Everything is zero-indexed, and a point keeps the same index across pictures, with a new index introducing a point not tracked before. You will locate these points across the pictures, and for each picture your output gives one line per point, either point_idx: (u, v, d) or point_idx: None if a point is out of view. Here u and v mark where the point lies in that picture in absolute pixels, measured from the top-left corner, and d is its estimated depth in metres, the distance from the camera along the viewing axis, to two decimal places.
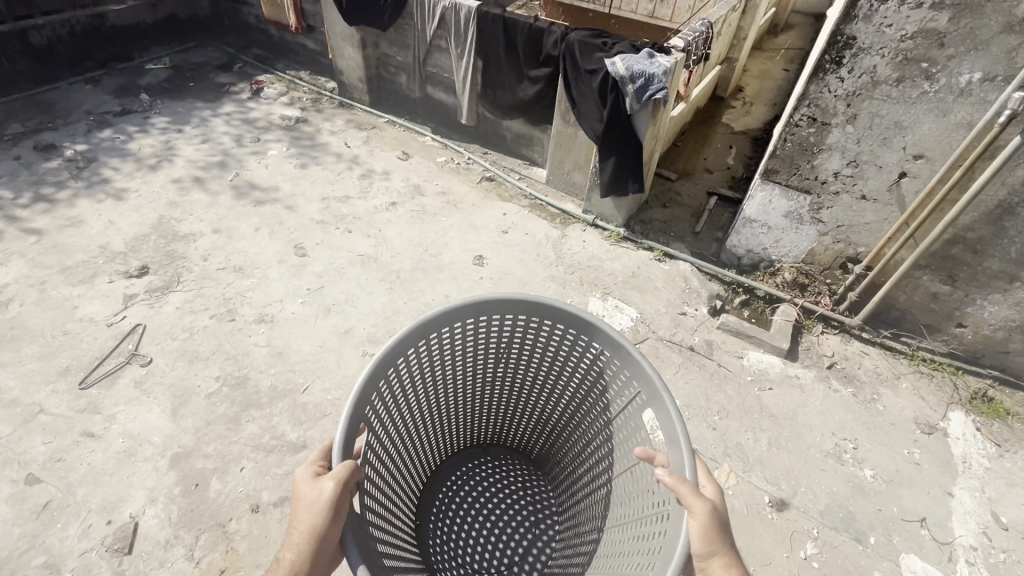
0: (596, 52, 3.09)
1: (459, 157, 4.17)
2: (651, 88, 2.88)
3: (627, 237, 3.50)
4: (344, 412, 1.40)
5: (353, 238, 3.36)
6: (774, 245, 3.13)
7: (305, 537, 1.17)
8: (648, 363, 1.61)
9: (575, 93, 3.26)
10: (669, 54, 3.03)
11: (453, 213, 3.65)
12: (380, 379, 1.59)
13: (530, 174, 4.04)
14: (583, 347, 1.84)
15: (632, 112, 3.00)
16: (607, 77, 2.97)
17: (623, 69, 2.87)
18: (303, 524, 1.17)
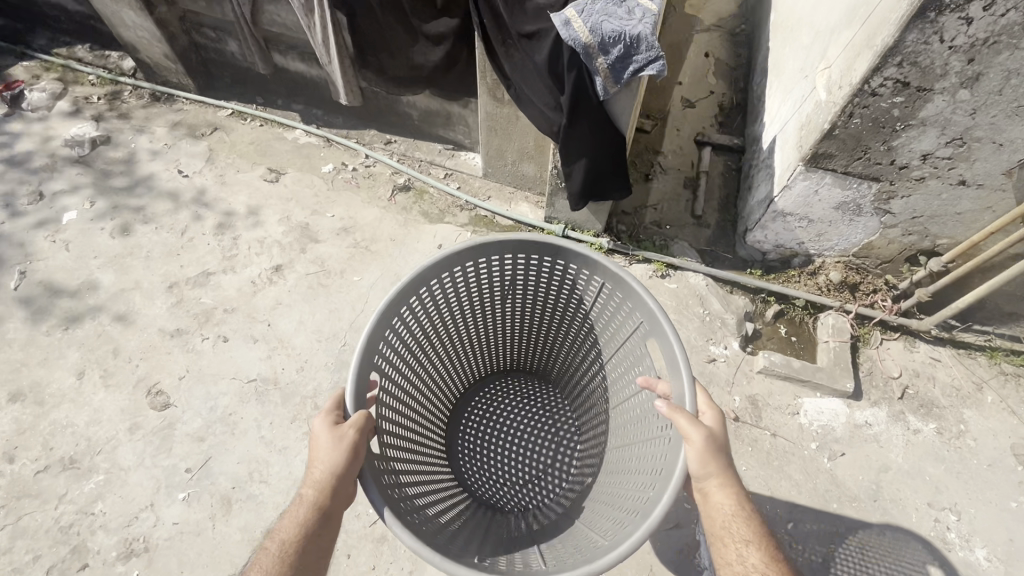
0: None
1: (353, 158, 2.91)
2: (632, 59, 1.75)
3: (613, 249, 2.56)
4: (352, 369, 1.35)
5: (233, 352, 2.28)
6: (815, 239, 2.30)
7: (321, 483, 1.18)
8: (648, 294, 1.49)
9: (506, 66, 2.05)
10: None
11: (369, 265, 2.55)
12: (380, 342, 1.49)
13: (459, 166, 2.87)
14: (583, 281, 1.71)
15: (607, 97, 1.89)
16: (559, 47, 1.80)
17: (585, 34, 1.71)
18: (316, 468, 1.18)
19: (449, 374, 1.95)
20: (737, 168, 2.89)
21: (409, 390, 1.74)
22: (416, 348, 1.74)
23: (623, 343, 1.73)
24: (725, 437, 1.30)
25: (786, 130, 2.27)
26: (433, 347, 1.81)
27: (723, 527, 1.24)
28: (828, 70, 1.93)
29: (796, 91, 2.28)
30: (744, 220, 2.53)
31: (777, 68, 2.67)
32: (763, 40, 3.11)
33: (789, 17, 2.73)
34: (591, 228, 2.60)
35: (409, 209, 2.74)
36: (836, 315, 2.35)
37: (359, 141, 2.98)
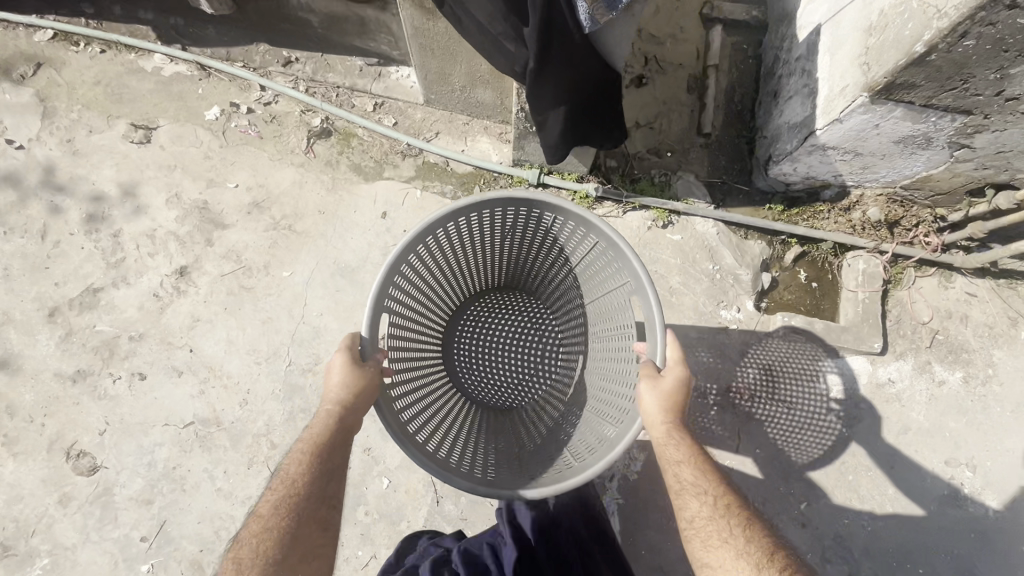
0: None
1: (244, 93, 2.12)
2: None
3: (603, 197, 2.02)
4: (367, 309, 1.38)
5: (156, 393, 1.88)
6: (858, 172, 1.80)
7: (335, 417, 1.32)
8: (637, 259, 1.43)
9: None
10: None
11: (298, 253, 2.01)
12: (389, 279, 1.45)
13: (391, 90, 2.13)
14: (583, 236, 1.62)
15: (593, 29, 1.24)
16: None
17: None
18: (331, 398, 1.31)
19: (449, 301, 1.88)
20: (756, 54, 2.19)
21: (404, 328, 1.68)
22: (422, 265, 1.66)
23: (609, 299, 1.68)
24: (682, 383, 1.38)
25: (839, 25, 1.61)
26: (442, 265, 1.72)
27: (663, 454, 1.36)
28: None
29: None
30: (767, 143, 1.96)
31: None
32: None
33: None
34: (574, 172, 2.03)
35: (335, 164, 2.08)
36: (870, 258, 1.98)
37: (247, 64, 2.15)
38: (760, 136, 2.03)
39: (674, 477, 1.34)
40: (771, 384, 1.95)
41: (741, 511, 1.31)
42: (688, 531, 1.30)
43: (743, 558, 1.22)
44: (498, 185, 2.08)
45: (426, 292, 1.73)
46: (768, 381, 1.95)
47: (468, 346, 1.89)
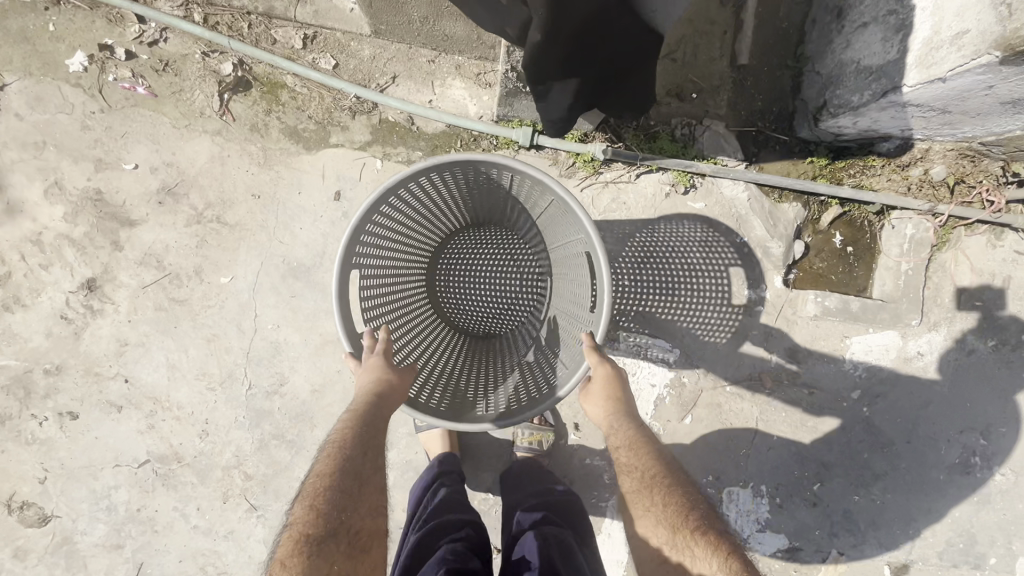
0: None
1: (117, 29, 1.54)
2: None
3: (611, 159, 1.62)
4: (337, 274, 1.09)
5: (96, 431, 1.61)
6: (933, 129, 1.45)
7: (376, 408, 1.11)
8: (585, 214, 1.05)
9: None
10: None
11: (236, 252, 1.61)
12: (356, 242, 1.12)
13: (323, 17, 1.57)
14: (541, 192, 1.20)
15: None
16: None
17: None
18: (368, 381, 1.12)
19: (425, 257, 1.46)
20: None
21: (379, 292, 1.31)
22: (393, 223, 1.29)
23: (576, 264, 1.30)
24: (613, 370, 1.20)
25: None
26: (421, 208, 1.32)
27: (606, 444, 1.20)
28: None
29: None
30: (821, 84, 1.55)
31: None
32: None
33: None
34: (575, 128, 1.59)
35: (264, 128, 1.59)
36: (918, 221, 1.71)
37: None
38: (811, 70, 1.59)
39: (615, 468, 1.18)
40: (654, 272, 1.68)
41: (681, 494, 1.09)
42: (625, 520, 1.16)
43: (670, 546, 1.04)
44: (478, 147, 1.62)
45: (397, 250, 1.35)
46: (653, 270, 1.68)
47: (453, 268, 1.49)
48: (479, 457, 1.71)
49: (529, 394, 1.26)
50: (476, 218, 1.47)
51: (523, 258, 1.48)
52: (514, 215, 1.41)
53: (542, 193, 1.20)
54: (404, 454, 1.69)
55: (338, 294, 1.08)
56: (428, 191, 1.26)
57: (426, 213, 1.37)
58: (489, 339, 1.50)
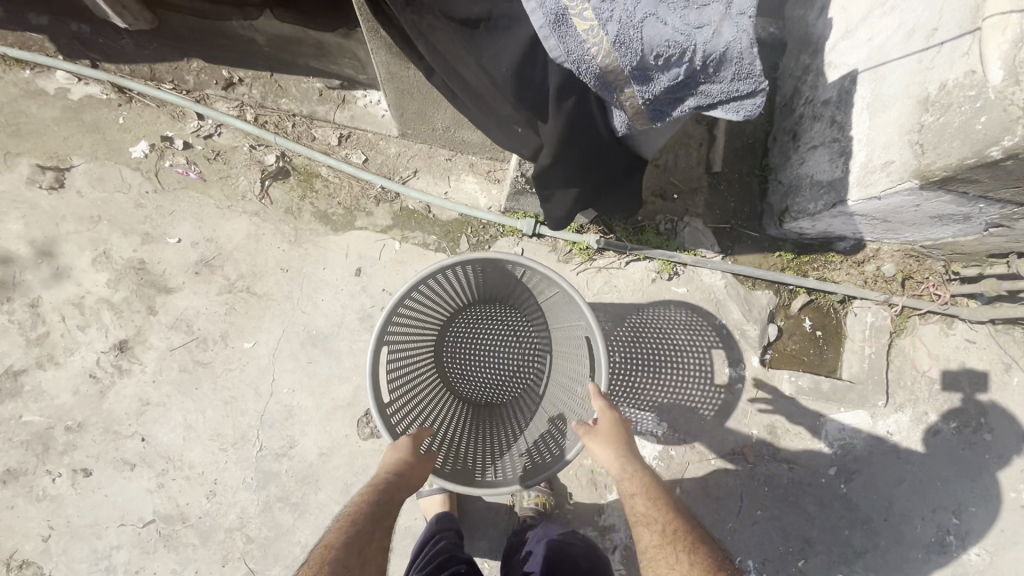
0: None
1: (178, 123, 1.77)
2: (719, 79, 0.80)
3: (604, 248, 1.84)
4: (372, 350, 1.20)
5: (107, 489, 1.66)
6: (882, 232, 1.67)
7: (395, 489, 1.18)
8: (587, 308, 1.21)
9: (422, 50, 0.99)
10: None
11: (261, 320, 1.75)
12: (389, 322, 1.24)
13: (359, 120, 1.82)
14: (548, 284, 1.37)
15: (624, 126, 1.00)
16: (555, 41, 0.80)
17: (608, 51, 0.74)
18: (393, 462, 1.20)
19: (438, 329, 1.60)
20: (773, 75, 1.96)
21: (399, 363, 1.43)
22: (416, 303, 1.42)
23: (575, 344, 1.44)
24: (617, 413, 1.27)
25: (883, 79, 1.41)
26: (440, 290, 1.46)
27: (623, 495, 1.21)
28: (1013, 19, 1.04)
29: (909, 4, 1.35)
30: (783, 192, 1.80)
31: None
32: None
33: None
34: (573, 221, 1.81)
35: (298, 211, 1.79)
36: (876, 310, 1.92)
37: (178, 86, 1.79)
38: (775, 179, 1.85)
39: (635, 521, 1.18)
40: (644, 353, 1.80)
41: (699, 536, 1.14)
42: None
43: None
44: (487, 234, 1.83)
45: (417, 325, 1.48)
46: (641, 350, 1.81)
47: (462, 341, 1.64)
48: (475, 524, 1.76)
49: (536, 462, 1.37)
50: (485, 298, 1.63)
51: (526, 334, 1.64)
52: (520, 298, 1.57)
53: (549, 285, 1.37)
54: (403, 520, 1.74)
55: (371, 366, 1.19)
56: (450, 278, 1.41)
57: (444, 295, 1.51)
58: (490, 408, 1.63)
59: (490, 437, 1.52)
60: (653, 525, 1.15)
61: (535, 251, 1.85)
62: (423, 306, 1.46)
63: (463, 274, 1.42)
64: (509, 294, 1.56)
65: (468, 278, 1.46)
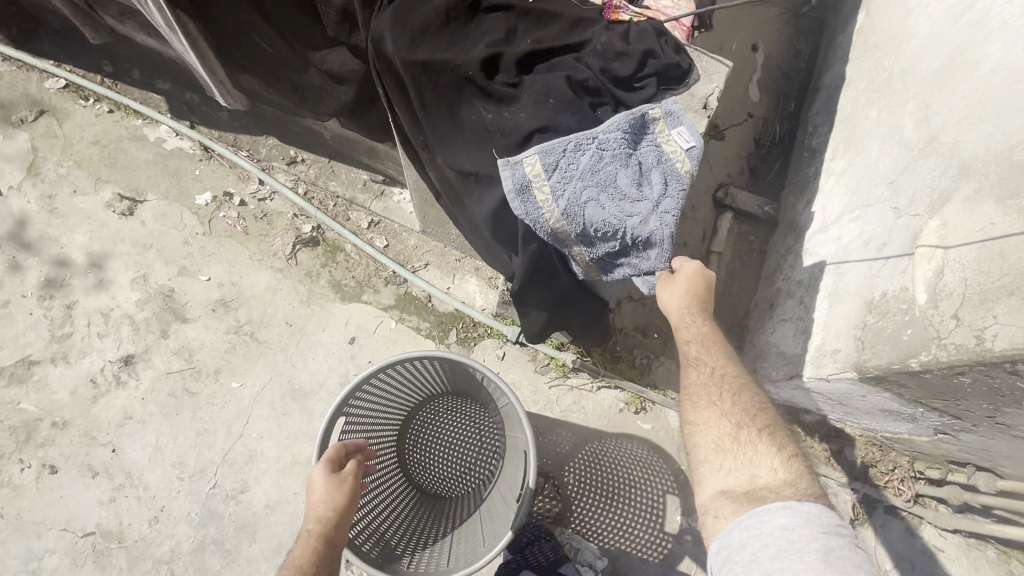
0: (474, 105, 1.02)
1: (241, 183, 2.07)
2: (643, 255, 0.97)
3: (579, 368, 1.95)
4: (327, 419, 1.30)
5: (64, 490, 1.75)
6: (842, 414, 1.73)
7: (327, 520, 1.10)
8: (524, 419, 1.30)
9: (435, 182, 1.22)
10: (688, 85, 1.02)
11: (255, 364, 1.91)
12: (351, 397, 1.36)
13: (390, 212, 2.10)
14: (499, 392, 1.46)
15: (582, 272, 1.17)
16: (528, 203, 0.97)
17: (556, 220, 0.94)
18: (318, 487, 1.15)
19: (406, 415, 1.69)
20: (763, 247, 2.16)
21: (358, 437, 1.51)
22: (385, 385, 1.54)
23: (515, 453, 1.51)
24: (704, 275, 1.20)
25: (843, 275, 1.58)
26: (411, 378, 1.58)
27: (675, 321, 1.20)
28: (938, 253, 1.22)
29: (869, 218, 1.56)
30: (755, 354, 1.92)
31: (853, 133, 1.84)
32: (839, 58, 2.17)
33: (888, 47, 1.83)
34: (554, 337, 1.95)
35: (316, 276, 2.01)
36: (837, 490, 1.92)
37: (252, 154, 2.12)
38: (750, 341, 1.98)
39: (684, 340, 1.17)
40: (596, 483, 1.84)
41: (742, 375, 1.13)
42: (688, 395, 1.15)
43: (736, 417, 1.08)
44: (475, 332, 1.99)
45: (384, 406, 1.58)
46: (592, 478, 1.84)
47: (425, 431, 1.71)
48: None
49: (453, 563, 1.38)
50: (455, 394, 1.72)
51: (485, 437, 1.69)
52: (483, 400, 1.66)
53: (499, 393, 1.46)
54: None
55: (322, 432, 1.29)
56: (418, 369, 1.53)
57: (414, 383, 1.62)
58: (435, 502, 1.65)
59: (424, 534, 1.53)
60: (700, 361, 1.15)
61: (515, 357, 1.99)
62: (392, 389, 1.57)
63: (431, 367, 1.54)
64: (475, 395, 1.65)
65: (436, 371, 1.57)
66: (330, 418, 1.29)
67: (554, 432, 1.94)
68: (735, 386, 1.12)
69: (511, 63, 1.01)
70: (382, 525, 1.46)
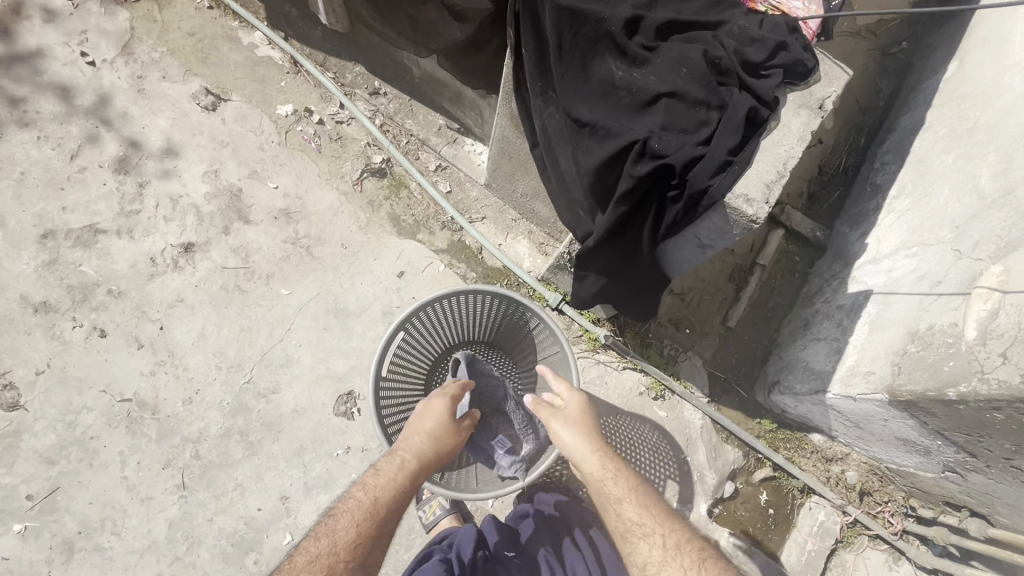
0: (605, 61, 1.07)
1: (322, 103, 2.12)
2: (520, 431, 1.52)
3: (610, 345, 2.01)
4: (385, 337, 1.37)
5: (109, 356, 1.82)
6: (854, 438, 1.80)
7: (424, 449, 1.29)
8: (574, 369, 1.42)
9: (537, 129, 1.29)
10: (810, 83, 1.07)
11: (305, 277, 1.97)
12: (408, 320, 1.42)
13: (459, 160, 2.15)
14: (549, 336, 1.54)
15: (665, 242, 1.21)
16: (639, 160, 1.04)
17: (640, 173, 1.03)
18: (427, 428, 1.31)
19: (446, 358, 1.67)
20: (806, 270, 2.22)
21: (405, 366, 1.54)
22: (436, 320, 1.57)
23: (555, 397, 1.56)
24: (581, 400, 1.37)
25: (888, 304, 1.64)
26: (460, 316, 1.60)
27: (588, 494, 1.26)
28: (995, 295, 1.27)
29: (927, 256, 1.61)
30: (780, 366, 1.98)
31: (922, 176, 1.89)
32: (920, 103, 2.21)
33: (975, 100, 1.87)
34: (592, 311, 2.02)
35: (377, 206, 2.07)
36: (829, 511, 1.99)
37: (337, 78, 2.17)
38: (777, 354, 2.05)
39: (613, 507, 1.22)
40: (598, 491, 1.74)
41: (656, 493, 1.26)
42: (629, 537, 1.18)
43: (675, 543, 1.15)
44: (518, 291, 2.05)
45: (432, 342, 1.61)
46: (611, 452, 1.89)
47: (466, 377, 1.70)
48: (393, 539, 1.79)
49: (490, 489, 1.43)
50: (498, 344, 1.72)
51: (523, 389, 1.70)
52: (525, 348, 1.67)
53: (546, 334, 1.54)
54: (331, 503, 1.80)
55: (378, 349, 1.35)
56: (469, 307, 1.57)
57: (462, 324, 1.64)
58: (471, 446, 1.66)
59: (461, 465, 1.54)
60: (624, 495, 1.22)
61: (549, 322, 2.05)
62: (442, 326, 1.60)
63: (482, 306, 1.58)
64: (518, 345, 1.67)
65: (486, 313, 1.60)
66: (392, 330, 1.38)
67: None
68: (664, 516, 1.21)
69: (651, 27, 1.07)
70: None
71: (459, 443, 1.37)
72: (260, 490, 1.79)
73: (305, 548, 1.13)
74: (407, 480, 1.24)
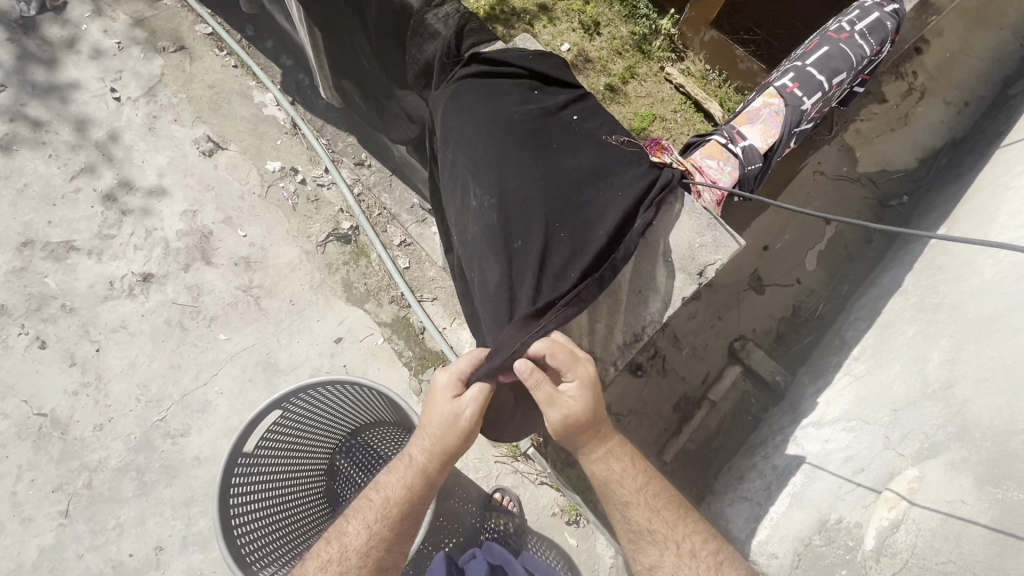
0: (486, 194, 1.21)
1: (309, 166, 2.25)
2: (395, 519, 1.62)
3: (529, 455, 1.92)
4: (255, 415, 1.33)
5: (40, 367, 1.89)
6: None
7: (436, 446, 1.10)
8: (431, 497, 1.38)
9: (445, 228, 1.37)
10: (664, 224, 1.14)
11: (246, 326, 2.01)
12: (285, 399, 1.38)
13: (424, 239, 2.20)
14: None
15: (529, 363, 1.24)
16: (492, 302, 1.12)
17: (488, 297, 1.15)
18: (436, 422, 1.10)
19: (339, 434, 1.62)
20: (760, 414, 2.08)
21: (285, 442, 1.49)
22: (328, 399, 1.52)
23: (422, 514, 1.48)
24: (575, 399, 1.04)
25: (813, 480, 1.50)
26: (356, 398, 1.55)
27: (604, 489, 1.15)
28: (902, 504, 1.16)
29: (860, 435, 1.48)
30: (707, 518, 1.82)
31: (883, 343, 1.77)
32: (903, 263, 2.11)
33: (949, 274, 1.76)
34: None
35: (334, 269, 2.12)
36: None
37: (330, 144, 2.31)
38: (708, 502, 1.89)
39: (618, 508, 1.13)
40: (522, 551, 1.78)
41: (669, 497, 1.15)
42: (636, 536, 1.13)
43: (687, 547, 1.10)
44: None
45: (324, 418, 1.56)
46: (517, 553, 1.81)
47: (358, 458, 1.64)
48: None
49: None
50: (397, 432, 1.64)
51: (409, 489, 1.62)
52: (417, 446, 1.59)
53: None
54: (202, 564, 1.73)
55: (243, 426, 1.31)
56: (363, 393, 1.52)
57: (358, 405, 1.59)
58: None
59: None
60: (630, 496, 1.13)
61: None
62: (334, 404, 1.55)
63: (375, 395, 1.52)
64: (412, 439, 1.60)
65: (381, 403, 1.54)
66: (261, 410, 1.32)
67: (480, 506, 1.88)
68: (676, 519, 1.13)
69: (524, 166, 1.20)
70: (278, 530, 1.45)
71: (478, 427, 1.11)
72: (138, 535, 1.75)
73: (319, 549, 1.14)
74: (419, 482, 1.11)
